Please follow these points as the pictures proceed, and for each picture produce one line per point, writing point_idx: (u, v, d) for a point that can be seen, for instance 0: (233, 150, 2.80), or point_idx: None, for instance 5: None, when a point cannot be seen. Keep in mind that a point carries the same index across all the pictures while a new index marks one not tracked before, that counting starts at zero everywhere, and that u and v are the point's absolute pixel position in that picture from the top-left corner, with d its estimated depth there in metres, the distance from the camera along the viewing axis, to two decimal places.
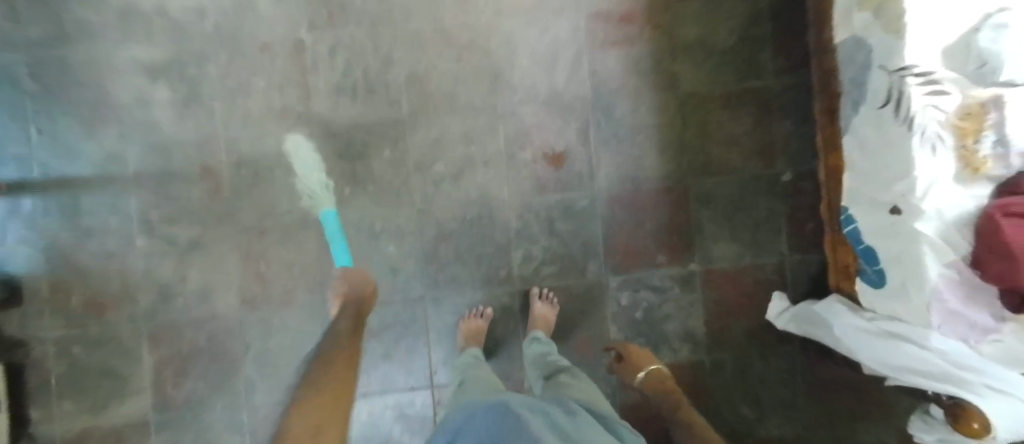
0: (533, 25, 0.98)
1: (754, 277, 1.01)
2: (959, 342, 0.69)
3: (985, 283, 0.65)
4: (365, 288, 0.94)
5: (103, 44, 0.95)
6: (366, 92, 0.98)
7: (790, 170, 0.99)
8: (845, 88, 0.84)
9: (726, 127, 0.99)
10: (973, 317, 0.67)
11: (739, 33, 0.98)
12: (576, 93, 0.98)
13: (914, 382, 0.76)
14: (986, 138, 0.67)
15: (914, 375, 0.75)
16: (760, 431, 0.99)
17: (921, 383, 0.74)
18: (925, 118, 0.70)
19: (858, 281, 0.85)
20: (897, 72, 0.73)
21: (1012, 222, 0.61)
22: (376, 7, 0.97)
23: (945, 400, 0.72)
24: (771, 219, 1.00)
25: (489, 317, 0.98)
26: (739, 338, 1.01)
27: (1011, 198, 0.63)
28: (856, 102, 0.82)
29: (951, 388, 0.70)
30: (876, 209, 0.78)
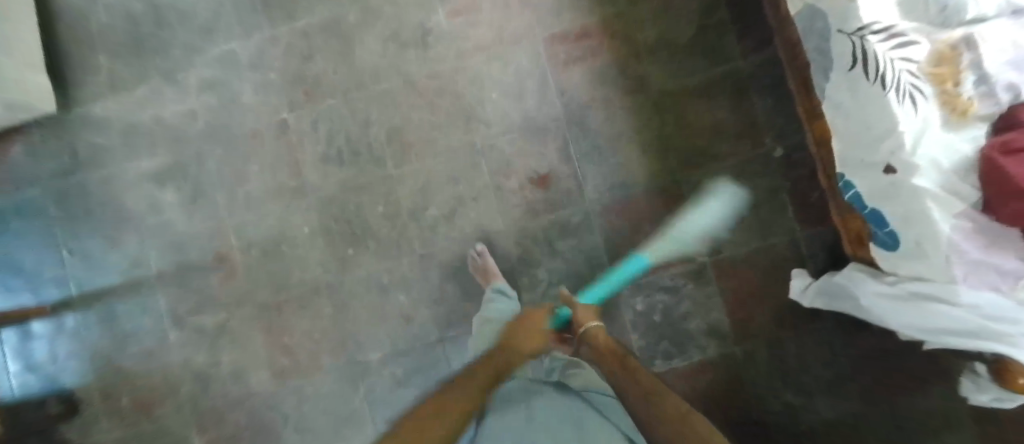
0: (495, 59, 1.01)
1: (767, 260, 0.97)
2: (993, 294, 0.63)
3: (1005, 226, 0.62)
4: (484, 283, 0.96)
5: (113, 163, 1.04)
6: (351, 155, 1.02)
7: (780, 145, 0.97)
8: (811, 55, 0.82)
9: (704, 116, 0.99)
10: (999, 263, 0.62)
11: (697, 25, 0.99)
12: (549, 115, 1.00)
13: (953, 343, 0.71)
14: (965, 79, 0.65)
15: (952, 336, 0.70)
16: (811, 417, 0.94)
17: (961, 343, 0.69)
18: (896, 73, 0.69)
19: (873, 247, 0.80)
20: (856, 32, 0.72)
21: (1015, 158, 0.58)
22: (347, 75, 1.02)
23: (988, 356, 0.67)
24: (772, 198, 0.97)
25: (484, 253, 0.98)
26: (766, 324, 0.97)
27: (1010, 134, 0.60)
28: (825, 69, 0.79)
29: (994, 345, 0.65)
30: (870, 171, 0.74)
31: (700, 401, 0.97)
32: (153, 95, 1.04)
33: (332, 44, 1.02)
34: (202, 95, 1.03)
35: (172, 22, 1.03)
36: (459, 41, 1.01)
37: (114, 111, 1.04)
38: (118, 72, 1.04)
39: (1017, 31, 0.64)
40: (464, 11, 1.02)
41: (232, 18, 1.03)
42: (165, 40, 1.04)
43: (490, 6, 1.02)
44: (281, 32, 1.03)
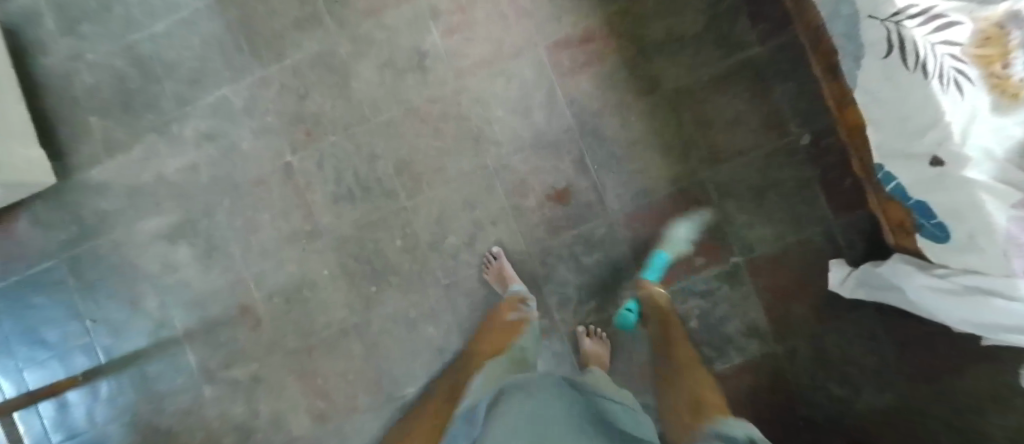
0: (498, 76, 0.97)
1: (803, 252, 0.94)
2: None
3: None
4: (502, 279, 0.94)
5: (121, 224, 1.01)
6: (362, 191, 0.99)
7: (807, 132, 0.92)
8: (838, 41, 0.77)
9: (724, 110, 0.94)
10: None
11: (707, 14, 0.93)
12: (560, 127, 0.96)
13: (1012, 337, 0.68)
14: (1016, 60, 0.56)
15: (1008, 329, 0.67)
16: (861, 407, 0.91)
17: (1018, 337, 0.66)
18: (938, 59, 0.62)
19: (918, 237, 0.77)
20: (890, 18, 0.66)
21: None
22: (346, 109, 0.98)
23: None
24: (803, 188, 0.93)
25: (500, 254, 0.96)
26: (806, 317, 0.94)
27: None
28: (854, 56, 0.74)
29: None
30: (914, 162, 0.70)
31: (745, 403, 0.95)
32: (151, 152, 1.00)
33: (327, 79, 0.98)
34: (201, 147, 1.00)
35: (159, 75, 1.00)
36: (458, 61, 0.97)
37: (114, 173, 1.01)
38: (112, 133, 1.01)
39: None
40: (459, 29, 0.97)
41: (220, 63, 0.99)
42: (155, 94, 1.00)
43: (485, 20, 0.97)
44: (272, 72, 0.99)
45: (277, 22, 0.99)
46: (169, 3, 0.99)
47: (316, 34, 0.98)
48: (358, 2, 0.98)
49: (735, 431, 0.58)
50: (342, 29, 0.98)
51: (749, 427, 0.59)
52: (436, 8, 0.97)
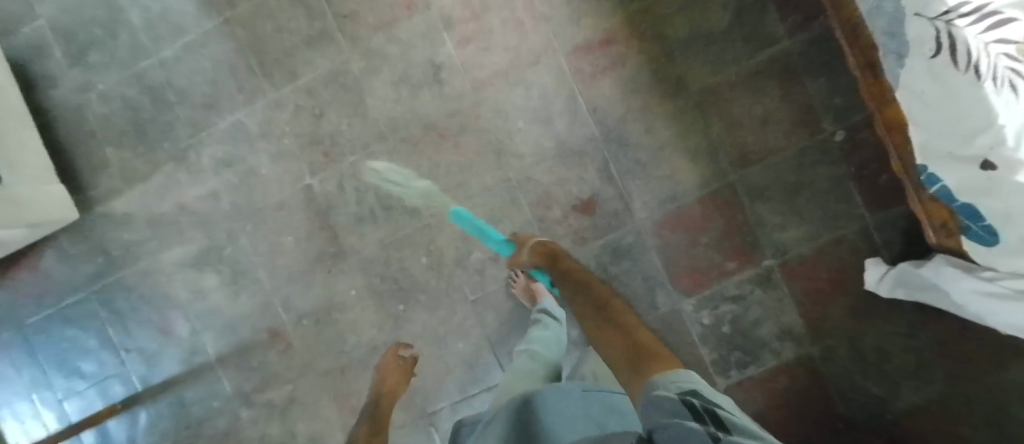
0: (517, 85, 0.94)
1: (838, 252, 0.92)
2: None
3: None
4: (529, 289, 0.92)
5: (147, 254, 1.01)
6: (384, 210, 0.98)
7: (840, 128, 0.89)
8: (879, 39, 0.73)
9: (753, 109, 0.91)
10: None
11: (733, 9, 0.89)
12: (582, 136, 0.94)
13: None
14: None
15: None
16: (900, 406, 0.90)
17: None
18: (992, 59, 0.57)
19: (964, 239, 0.73)
20: (939, 17, 0.61)
21: None
22: (363, 128, 0.96)
23: None
24: (837, 187, 0.90)
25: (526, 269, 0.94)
26: (841, 316, 0.92)
27: None
28: (897, 54, 0.70)
29: None
30: (963, 166, 0.66)
31: (781, 405, 0.94)
32: (170, 181, 1.00)
33: (342, 98, 0.96)
34: (219, 173, 0.99)
35: (172, 102, 0.98)
36: (475, 72, 0.95)
37: (135, 205, 1.01)
38: (130, 163, 1.00)
39: None
40: (473, 38, 0.94)
41: (232, 86, 0.97)
42: (169, 121, 0.99)
43: (500, 27, 0.94)
44: (286, 94, 0.97)
45: (287, 41, 0.96)
46: (176, 28, 0.97)
47: (328, 52, 0.96)
48: (369, 16, 0.95)
49: (670, 389, 0.42)
50: (353, 45, 0.95)
51: (688, 377, 0.44)
52: (449, 17, 0.94)
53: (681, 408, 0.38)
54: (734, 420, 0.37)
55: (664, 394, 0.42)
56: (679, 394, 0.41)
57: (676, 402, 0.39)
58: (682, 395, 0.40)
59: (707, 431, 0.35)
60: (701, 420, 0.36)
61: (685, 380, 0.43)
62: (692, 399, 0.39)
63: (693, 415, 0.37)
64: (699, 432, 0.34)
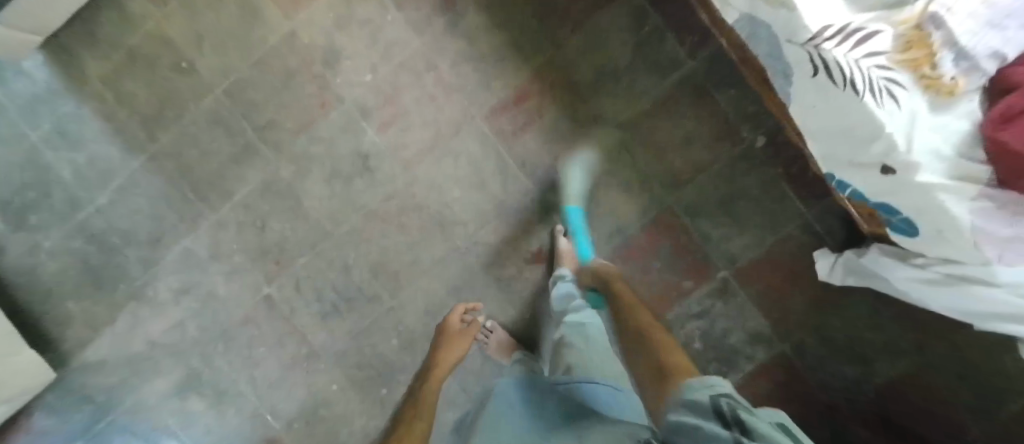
0: (445, 155, 0.96)
1: (786, 251, 0.94)
2: None
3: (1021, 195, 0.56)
4: (501, 345, 0.94)
5: (130, 393, 1.02)
6: (345, 302, 0.99)
7: (760, 133, 0.91)
8: (765, 63, 0.74)
9: (675, 132, 0.93)
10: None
11: (633, 43, 0.92)
12: (518, 192, 0.96)
13: (981, 307, 0.66)
14: (942, 59, 0.57)
15: (977, 302, 0.66)
16: (877, 384, 0.92)
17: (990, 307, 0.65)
18: (865, 72, 0.60)
19: (889, 231, 0.74)
20: (808, 42, 0.63)
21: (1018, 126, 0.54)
22: (306, 230, 0.98)
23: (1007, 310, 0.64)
24: (769, 190, 0.92)
25: (495, 327, 0.94)
26: (803, 310, 0.94)
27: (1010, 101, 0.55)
28: (784, 74, 0.71)
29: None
30: (865, 170, 0.67)
31: (769, 406, 0.96)
32: (136, 320, 1.01)
33: (280, 206, 0.98)
34: (181, 302, 1.00)
35: (120, 244, 1.00)
36: (402, 153, 0.96)
37: (108, 350, 1.02)
38: (93, 312, 1.01)
39: None
40: (393, 121, 0.96)
41: (172, 217, 0.99)
42: (121, 264, 1.00)
43: (415, 105, 0.96)
44: (226, 213, 0.98)
45: (213, 162, 0.98)
46: (106, 173, 0.99)
47: (256, 165, 0.98)
48: (286, 121, 0.97)
49: (702, 393, 0.43)
50: (279, 153, 0.97)
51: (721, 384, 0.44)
52: (364, 106, 0.96)
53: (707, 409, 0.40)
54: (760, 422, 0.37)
55: (696, 397, 0.43)
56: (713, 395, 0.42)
57: (705, 405, 0.41)
58: (715, 398, 0.41)
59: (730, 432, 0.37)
60: (724, 420, 0.38)
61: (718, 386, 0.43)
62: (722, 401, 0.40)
63: (720, 420, 0.38)
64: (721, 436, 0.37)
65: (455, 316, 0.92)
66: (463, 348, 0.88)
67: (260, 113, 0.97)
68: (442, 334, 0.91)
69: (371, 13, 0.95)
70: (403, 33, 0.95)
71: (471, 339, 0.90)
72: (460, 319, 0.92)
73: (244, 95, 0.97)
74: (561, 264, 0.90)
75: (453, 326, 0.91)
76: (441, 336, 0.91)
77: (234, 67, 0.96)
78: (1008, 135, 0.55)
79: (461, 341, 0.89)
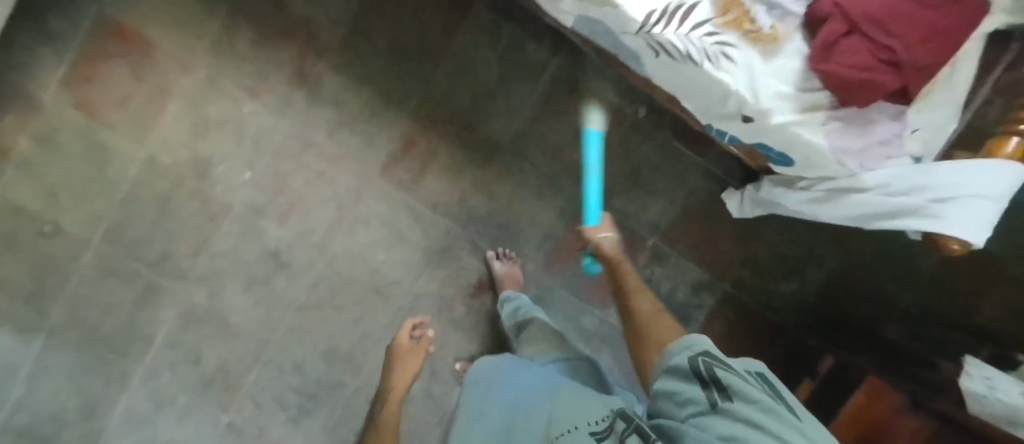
0: (355, 224, 0.95)
1: (698, 201, 0.99)
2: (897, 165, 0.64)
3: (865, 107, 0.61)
4: None
5: None
6: (311, 399, 0.97)
7: (639, 104, 0.96)
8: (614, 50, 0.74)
9: (563, 128, 0.95)
10: (879, 136, 0.63)
11: (496, 59, 0.93)
12: (439, 233, 0.96)
13: (859, 215, 0.70)
14: (757, 13, 0.62)
15: (856, 211, 0.70)
16: (814, 291, 1.01)
17: (863, 213, 0.69)
18: (699, 43, 0.61)
19: (772, 164, 0.78)
20: (640, 31, 0.62)
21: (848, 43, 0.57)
22: (244, 345, 0.94)
23: (883, 213, 0.67)
24: (664, 152, 0.97)
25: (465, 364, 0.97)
26: (731, 248, 1.01)
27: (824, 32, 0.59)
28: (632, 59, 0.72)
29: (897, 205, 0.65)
30: (730, 121, 0.69)
31: (735, 342, 1.03)
32: None
33: (208, 331, 0.94)
34: None
35: (49, 436, 0.91)
36: (312, 237, 0.94)
37: None
38: None
39: None
40: (291, 209, 0.93)
41: (98, 384, 0.92)
42: None
43: (308, 187, 0.93)
44: (154, 359, 0.93)
45: (119, 315, 0.92)
46: (6, 367, 0.90)
47: (166, 301, 0.92)
48: (181, 247, 0.92)
49: (685, 352, 0.48)
50: (187, 280, 0.92)
51: (697, 337, 0.49)
52: (256, 205, 0.93)
53: (690, 372, 0.46)
54: (737, 380, 0.42)
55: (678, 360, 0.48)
56: (692, 356, 0.47)
57: (686, 368, 0.47)
58: (694, 357, 0.47)
59: (710, 404, 0.42)
60: (707, 386, 0.44)
61: (697, 342, 0.48)
62: (701, 360, 0.46)
63: (701, 383, 0.44)
64: (702, 408, 0.42)
65: (405, 333, 0.91)
66: (417, 367, 0.88)
67: (151, 248, 0.91)
68: (393, 354, 0.89)
69: (226, 111, 0.91)
70: (267, 120, 0.91)
71: (424, 354, 0.90)
72: (411, 336, 0.91)
73: (126, 235, 0.91)
74: (505, 288, 0.92)
75: (403, 344, 0.90)
76: (392, 356, 0.89)
77: (103, 214, 0.90)
78: (837, 64, 0.58)
79: (413, 357, 0.89)
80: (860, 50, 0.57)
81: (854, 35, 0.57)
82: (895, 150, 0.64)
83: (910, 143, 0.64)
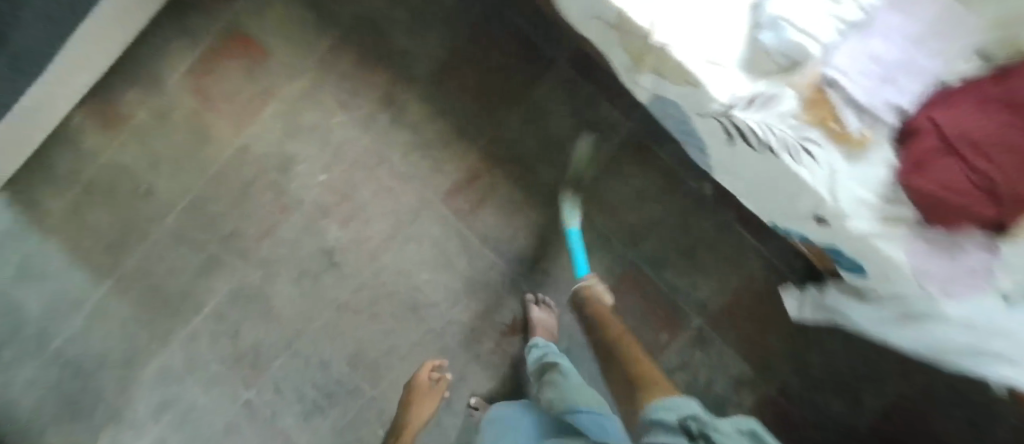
0: (407, 241, 0.98)
1: (755, 290, 0.95)
2: (984, 304, 0.59)
3: (954, 231, 0.58)
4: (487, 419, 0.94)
5: None
6: (326, 398, 0.98)
7: (706, 180, 0.94)
8: (680, 134, 0.76)
9: (624, 190, 0.95)
10: (971, 265, 0.58)
11: (571, 112, 0.95)
12: (483, 267, 0.98)
13: (933, 344, 0.65)
14: (846, 115, 0.60)
15: (930, 340, 0.65)
16: (870, 418, 0.92)
17: (939, 343, 0.64)
18: (779, 134, 0.59)
19: (842, 269, 0.74)
20: (719, 113, 0.61)
21: (938, 161, 0.55)
22: (279, 331, 0.98)
23: (962, 349, 0.62)
24: (726, 235, 0.94)
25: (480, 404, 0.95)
26: (781, 349, 0.94)
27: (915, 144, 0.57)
28: (699, 146, 0.73)
29: (980, 345, 0.60)
30: (802, 218, 0.66)
31: None
32: None
33: (252, 311, 0.99)
34: (159, 420, 0.99)
35: (93, 372, 0.98)
36: (365, 243, 0.98)
37: None
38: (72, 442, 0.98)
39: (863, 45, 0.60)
40: (353, 215, 0.98)
41: (146, 338, 0.99)
42: (97, 391, 0.98)
43: (373, 197, 0.98)
44: (198, 325, 0.99)
45: (182, 278, 0.99)
46: (76, 302, 0.98)
47: (224, 274, 0.99)
48: (250, 228, 0.99)
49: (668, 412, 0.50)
50: (246, 260, 0.99)
51: (685, 400, 0.51)
52: (323, 204, 0.98)
53: (677, 429, 0.47)
54: None
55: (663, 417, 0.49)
56: (679, 417, 0.48)
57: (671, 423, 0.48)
58: (679, 416, 0.48)
59: None
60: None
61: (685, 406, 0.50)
62: (689, 420, 0.47)
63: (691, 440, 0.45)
64: None
65: (424, 374, 0.93)
66: (433, 408, 0.91)
67: (224, 224, 0.99)
68: (411, 394, 0.92)
69: (317, 117, 0.98)
70: (351, 131, 0.98)
71: (440, 396, 0.93)
72: (429, 377, 0.93)
73: (206, 208, 0.98)
74: (536, 334, 0.91)
75: (421, 383, 0.92)
76: (409, 397, 0.92)
77: (192, 185, 0.98)
78: (926, 179, 0.55)
79: (428, 401, 0.91)
80: (953, 170, 0.54)
81: (948, 154, 0.55)
82: (984, 284, 0.59)
83: (1002, 280, 0.59)
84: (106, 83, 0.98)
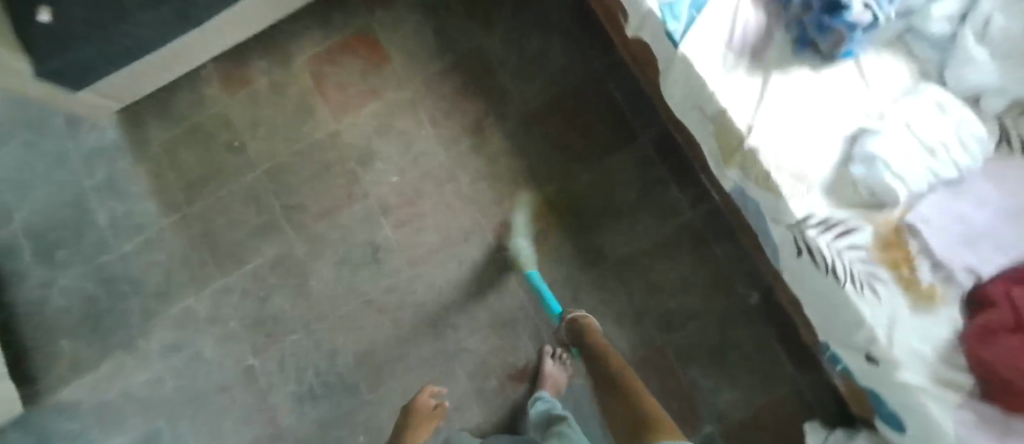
0: (449, 259, 1.00)
1: (777, 414, 0.91)
2: None
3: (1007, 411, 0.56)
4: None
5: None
6: (323, 386, 0.99)
7: (754, 289, 0.94)
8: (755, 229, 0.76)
9: (671, 275, 0.96)
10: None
11: (639, 187, 0.98)
12: (513, 307, 0.98)
13: None
14: (920, 266, 0.60)
15: None
16: None
17: None
18: (847, 262, 0.60)
19: (880, 421, 0.70)
20: (793, 225, 0.63)
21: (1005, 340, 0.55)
22: (304, 308, 1.01)
23: None
24: (761, 350, 0.92)
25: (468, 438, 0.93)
26: None
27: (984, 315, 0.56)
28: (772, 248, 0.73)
29: None
30: (851, 352, 0.64)
31: None
32: (117, 369, 1.01)
33: (287, 282, 1.02)
34: (165, 358, 1.01)
35: (127, 293, 1.02)
36: (411, 250, 1.01)
37: (85, 394, 1.00)
38: (81, 352, 1.01)
39: (954, 201, 0.61)
40: (408, 220, 1.02)
41: (185, 276, 1.03)
42: (122, 312, 1.02)
43: (431, 210, 1.02)
44: (235, 280, 1.03)
45: (237, 232, 1.04)
46: (138, 224, 1.05)
47: (275, 239, 1.03)
48: (313, 205, 1.04)
49: None
50: (299, 233, 1.03)
51: None
52: (384, 203, 1.03)
53: None
54: None
55: None
56: None
57: None
58: None
59: None
60: None
61: None
62: None
63: None
64: None
65: (423, 399, 0.92)
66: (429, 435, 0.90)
67: (291, 195, 1.05)
68: (409, 420, 0.90)
69: (407, 125, 1.05)
70: (432, 146, 1.04)
71: (436, 423, 0.92)
72: (428, 402, 0.92)
73: (281, 176, 1.05)
74: (543, 387, 0.91)
75: (421, 408, 0.91)
76: (406, 422, 0.90)
77: (278, 152, 1.06)
78: (992, 353, 0.55)
79: (423, 429, 0.90)
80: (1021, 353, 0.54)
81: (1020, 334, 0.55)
82: None
83: None
84: (240, 48, 1.09)
